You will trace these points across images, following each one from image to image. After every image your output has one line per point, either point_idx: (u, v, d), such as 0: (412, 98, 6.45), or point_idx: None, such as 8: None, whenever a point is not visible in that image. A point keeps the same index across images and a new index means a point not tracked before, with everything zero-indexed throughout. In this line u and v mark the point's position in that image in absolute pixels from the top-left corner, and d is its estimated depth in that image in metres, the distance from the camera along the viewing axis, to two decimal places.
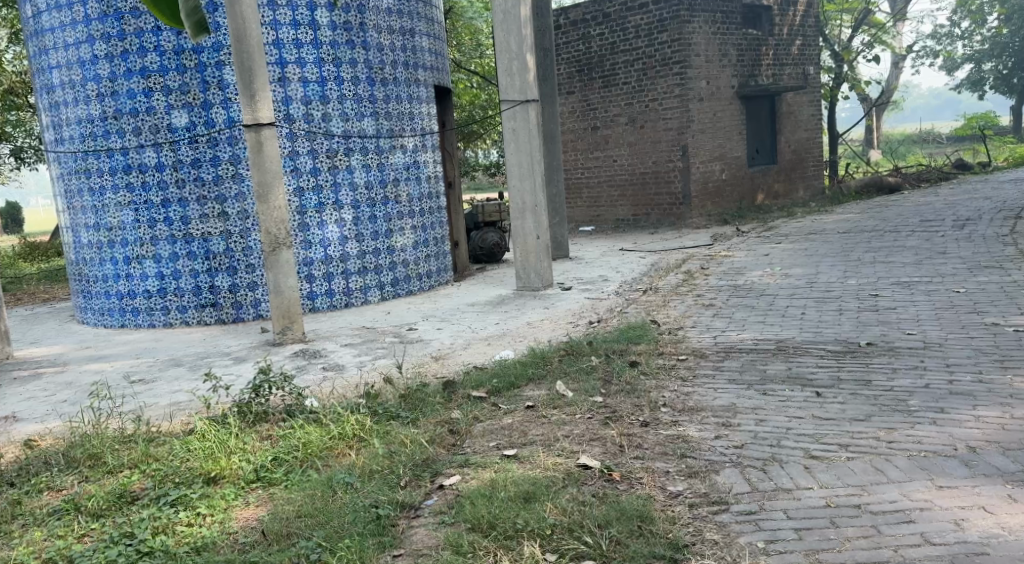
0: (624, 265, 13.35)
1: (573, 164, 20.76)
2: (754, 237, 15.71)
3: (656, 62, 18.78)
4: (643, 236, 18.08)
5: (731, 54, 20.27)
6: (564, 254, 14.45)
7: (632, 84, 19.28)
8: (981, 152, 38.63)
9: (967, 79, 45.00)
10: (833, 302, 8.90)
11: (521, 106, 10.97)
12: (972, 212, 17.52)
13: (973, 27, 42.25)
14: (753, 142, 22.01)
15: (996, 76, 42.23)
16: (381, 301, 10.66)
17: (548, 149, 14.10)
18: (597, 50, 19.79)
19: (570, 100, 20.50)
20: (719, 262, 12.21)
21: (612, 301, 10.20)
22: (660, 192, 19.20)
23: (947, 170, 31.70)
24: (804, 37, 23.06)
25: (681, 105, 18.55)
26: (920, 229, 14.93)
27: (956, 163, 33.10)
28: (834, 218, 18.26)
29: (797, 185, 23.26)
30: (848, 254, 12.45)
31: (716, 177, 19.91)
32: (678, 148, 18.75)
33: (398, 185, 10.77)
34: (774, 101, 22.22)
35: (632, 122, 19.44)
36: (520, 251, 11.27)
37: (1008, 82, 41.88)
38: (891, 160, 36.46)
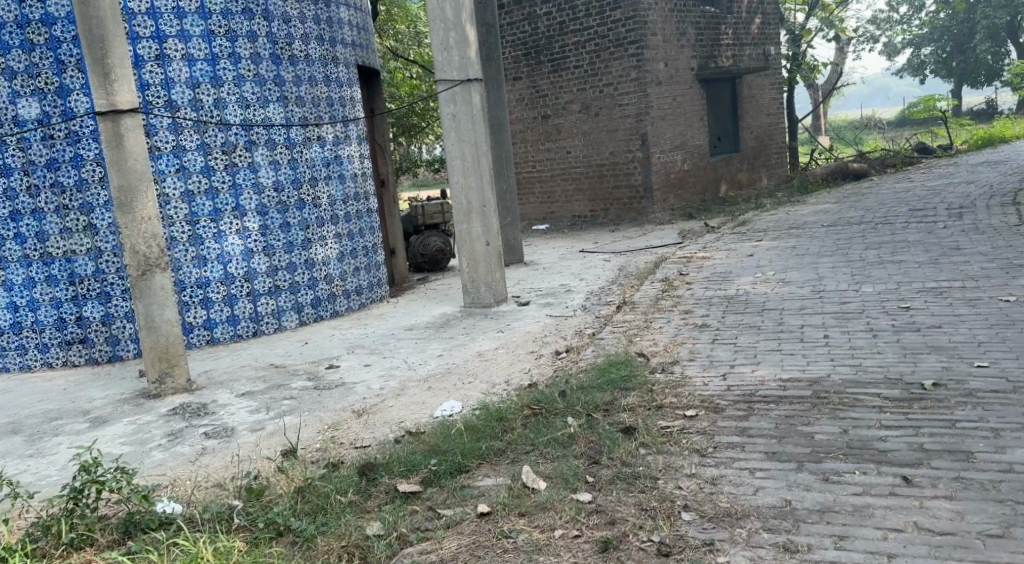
0: (588, 271, 11.55)
1: (523, 156, 18.85)
2: (730, 232, 14.04)
3: (610, 42, 16.99)
4: (606, 234, 16.30)
5: (689, 34, 18.54)
6: (518, 258, 12.60)
7: (585, 67, 17.45)
8: (936, 136, 37.56)
9: (907, 64, 44.27)
10: (858, 319, 7.21)
11: (462, 87, 9.08)
12: (963, 200, 16.17)
13: (912, 11, 41.49)
14: (715, 128, 20.30)
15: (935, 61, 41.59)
16: (299, 328, 8.64)
17: (496, 139, 12.21)
18: (545, 30, 17.88)
19: (517, 87, 18.55)
20: (700, 267, 10.49)
21: (583, 320, 8.42)
22: (621, 185, 17.43)
23: (908, 153, 30.44)
24: (763, 16, 21.47)
25: (640, 89, 16.80)
26: (914, 221, 13.46)
27: (916, 147, 31.85)
28: (811, 209, 16.73)
29: (760, 173, 21.63)
30: (844, 253, 10.84)
31: (679, 168, 18.14)
32: (637, 137, 16.98)
33: (316, 185, 8.77)
34: (736, 85, 20.57)
35: (586, 109, 17.61)
36: (467, 263, 9.34)
37: (947, 66, 41.25)
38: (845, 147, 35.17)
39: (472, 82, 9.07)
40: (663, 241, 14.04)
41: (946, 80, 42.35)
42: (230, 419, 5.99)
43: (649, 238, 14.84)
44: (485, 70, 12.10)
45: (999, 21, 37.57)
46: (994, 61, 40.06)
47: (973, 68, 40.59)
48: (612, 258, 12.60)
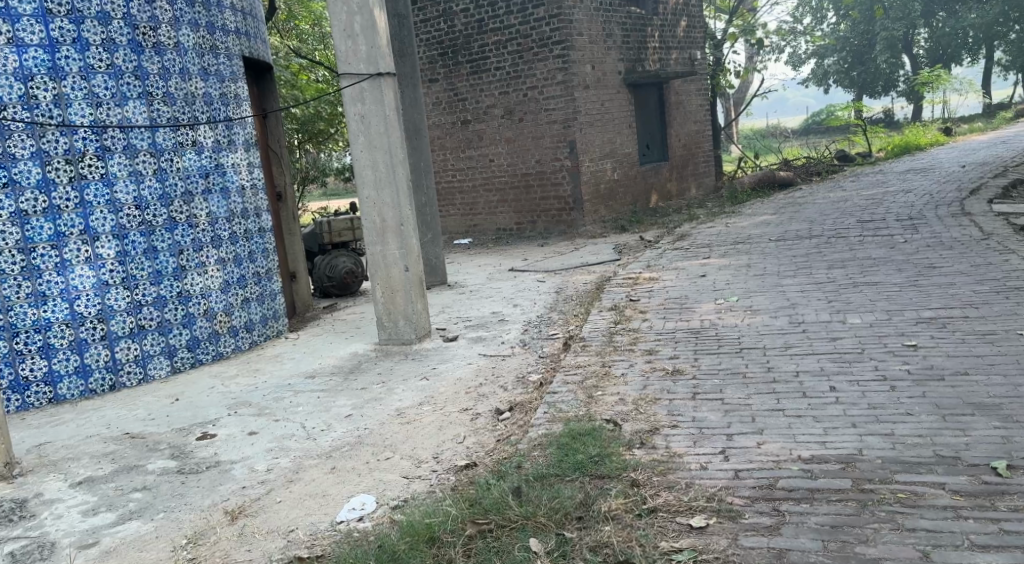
0: (521, 295, 10.10)
1: (441, 164, 17.30)
2: (671, 246, 12.79)
3: (532, 42, 15.63)
4: (535, 249, 14.94)
5: (616, 35, 17.28)
6: (440, 279, 11.09)
7: (506, 69, 16.03)
8: (851, 144, 37.41)
9: (814, 76, 44.72)
10: (863, 363, 5.93)
11: (370, 82, 7.55)
12: (909, 209, 15.29)
13: (814, 24, 41.97)
14: (643, 136, 19.00)
15: (837, 71, 43.21)
16: (172, 377, 6.98)
17: (413, 146, 10.69)
18: (461, 28, 16.28)
19: (433, 89, 16.92)
20: (650, 291, 9.13)
21: (525, 364, 6.98)
22: (548, 196, 16.10)
23: (829, 161, 29.93)
24: (688, 18, 20.43)
25: (566, 93, 15.49)
26: (868, 234, 12.41)
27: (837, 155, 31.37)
28: (752, 219, 15.66)
29: (688, 183, 20.45)
30: (807, 272, 9.64)
31: (608, 177, 16.85)
32: (564, 144, 15.67)
33: (191, 200, 7.13)
34: (662, 90, 19.35)
35: (508, 114, 16.17)
36: (382, 293, 7.78)
37: (848, 75, 42.93)
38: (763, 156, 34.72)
39: (382, 78, 7.53)
40: (599, 257, 12.72)
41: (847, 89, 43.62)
42: (54, 525, 4.43)
43: (584, 254, 13.51)
44: (397, 67, 10.59)
45: (897, 32, 39.31)
46: (890, 72, 41.90)
47: (872, 78, 42.44)
48: (546, 279, 11.16)
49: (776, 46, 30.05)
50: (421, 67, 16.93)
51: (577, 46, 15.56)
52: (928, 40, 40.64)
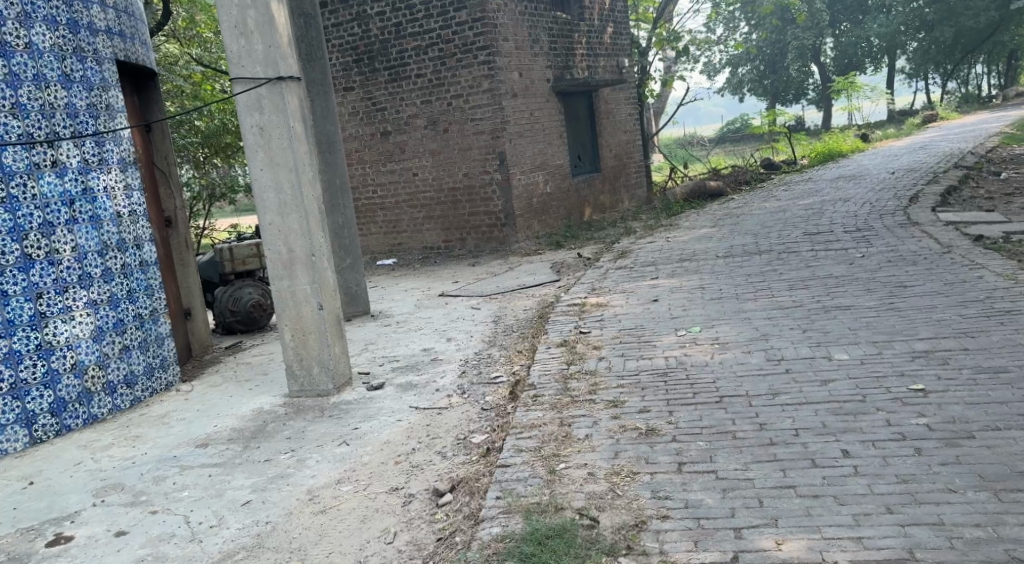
0: (454, 328, 8.96)
1: (361, 179, 16.06)
2: (613, 265, 11.83)
3: (455, 48, 14.55)
4: (465, 270, 13.85)
5: (543, 40, 16.29)
6: (362, 308, 9.87)
7: (427, 76, 14.91)
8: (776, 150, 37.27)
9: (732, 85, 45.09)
10: (872, 414, 4.98)
11: (269, 87, 6.37)
12: (853, 218, 14.63)
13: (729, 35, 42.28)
14: (574, 146, 18.05)
15: (752, 78, 47.01)
16: (29, 450, 5.77)
17: (326, 160, 9.51)
18: (377, 33, 15.11)
19: (348, 98, 15.68)
20: (600, 322, 8.08)
21: (466, 420, 5.87)
22: (478, 212, 15.03)
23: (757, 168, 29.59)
24: (614, 24, 19.59)
25: (493, 102, 14.46)
26: (820, 248, 11.63)
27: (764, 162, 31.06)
28: (692, 232, 14.83)
29: (621, 195, 19.57)
30: (769, 294, 8.73)
31: (541, 191, 15.86)
32: (493, 156, 14.64)
33: (50, 232, 5.92)
34: (592, 98, 18.42)
35: (432, 124, 15.05)
36: (292, 337, 6.57)
37: (760, 84, 46.93)
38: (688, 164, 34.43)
39: (284, 82, 6.34)
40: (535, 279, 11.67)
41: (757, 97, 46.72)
42: None
43: (519, 276, 12.46)
44: (305, 74, 9.40)
45: (807, 42, 42.31)
46: (800, 80, 45.77)
47: (783, 87, 46.35)
48: (480, 307, 10.05)
49: (698, 53, 29.68)
50: (334, 75, 15.70)
51: (503, 52, 14.55)
52: (834, 50, 44.04)
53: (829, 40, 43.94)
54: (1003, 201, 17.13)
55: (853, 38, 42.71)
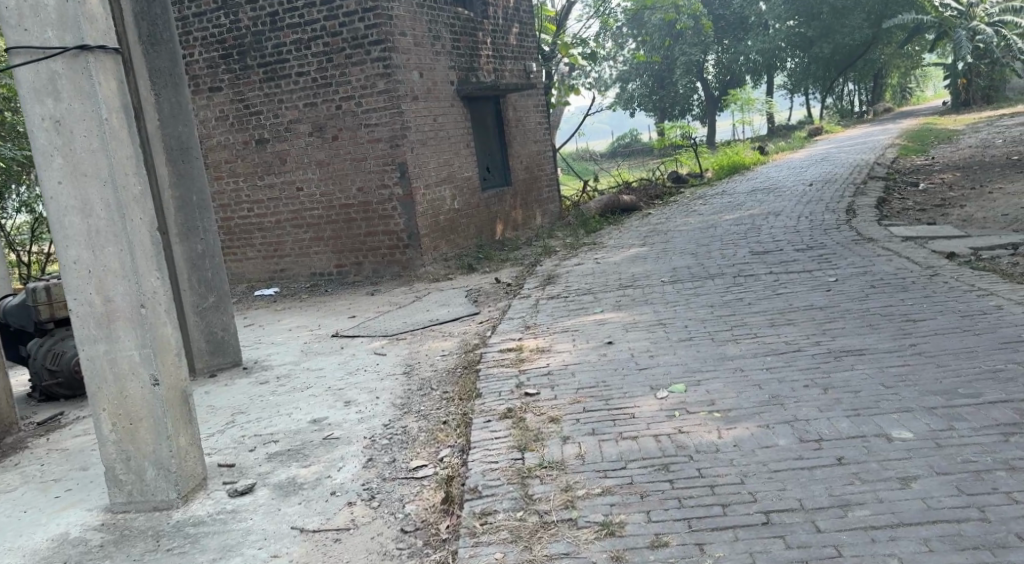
0: (354, 389, 7.04)
1: (232, 197, 13.71)
2: (542, 295, 10.02)
3: (343, 42, 12.53)
4: (363, 302, 11.90)
5: (444, 38, 14.32)
6: (232, 359, 8.02)
7: (310, 74, 12.81)
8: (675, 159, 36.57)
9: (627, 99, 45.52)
10: (1020, 547, 3.67)
11: (67, 61, 4.68)
12: (796, 231, 13.18)
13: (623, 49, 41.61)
14: (482, 157, 16.14)
15: (643, 93, 50.34)
16: None
17: (177, 170, 7.69)
18: (249, 24, 12.92)
19: (215, 100, 13.35)
20: (549, 383, 6.24)
21: (378, 555, 4.23)
22: (377, 232, 13.03)
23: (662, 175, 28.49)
24: (520, 24, 17.80)
25: (390, 105, 12.51)
26: (778, 268, 10.04)
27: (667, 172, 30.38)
28: (621, 250, 13.16)
29: (533, 211, 17.77)
30: (750, 333, 7.01)
31: (447, 207, 13.91)
32: (392, 167, 12.67)
33: None
34: (499, 105, 16.55)
35: (318, 130, 12.93)
36: (114, 425, 4.77)
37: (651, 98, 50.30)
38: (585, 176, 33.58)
39: (88, 55, 4.66)
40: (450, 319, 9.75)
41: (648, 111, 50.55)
42: None
43: (430, 311, 10.59)
44: (146, 60, 7.42)
45: (694, 57, 46.08)
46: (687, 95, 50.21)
47: (672, 101, 50.51)
48: (387, 359, 8.12)
49: (600, 62, 28.41)
50: (198, 74, 13.37)
51: (399, 49, 12.61)
52: (716, 67, 48.75)
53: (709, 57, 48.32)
54: (940, 210, 15.83)
55: (733, 55, 47.30)
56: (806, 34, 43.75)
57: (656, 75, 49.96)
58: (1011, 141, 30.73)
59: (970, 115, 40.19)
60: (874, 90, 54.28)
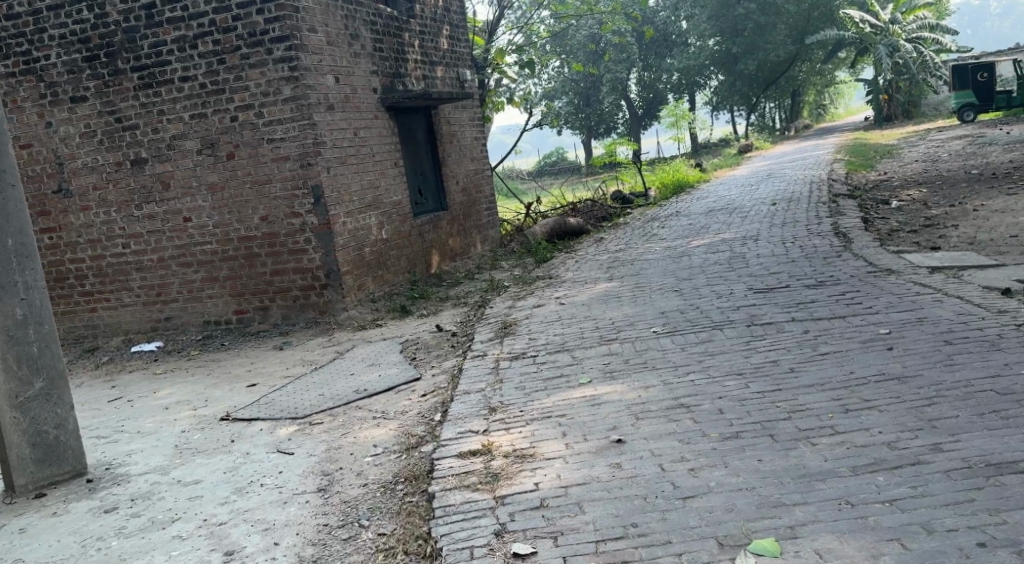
0: (243, 528, 4.92)
1: (105, 230, 11.32)
2: (502, 356, 7.75)
3: (238, 41, 10.49)
4: (273, 360, 9.63)
5: (364, 38, 11.97)
6: (73, 468, 6.10)
7: (198, 80, 10.66)
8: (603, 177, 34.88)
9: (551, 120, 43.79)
10: None
11: None
12: (788, 259, 11.11)
13: (546, 66, 39.69)
14: (414, 177, 13.83)
15: (568, 111, 48.74)
16: None
17: None
18: (120, 20, 10.68)
19: (78, 113, 11.01)
20: (553, 537, 4.27)
21: None
22: (286, 270, 10.90)
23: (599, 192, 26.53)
24: (451, 27, 15.44)
25: (299, 116, 10.52)
26: (800, 311, 7.92)
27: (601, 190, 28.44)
28: (587, 287, 10.97)
29: (473, 237, 15.49)
30: (823, 425, 4.93)
31: (374, 238, 11.64)
32: (304, 191, 10.64)
33: None
34: (430, 118, 14.27)
35: (209, 147, 10.76)
36: None
37: (577, 117, 48.73)
38: (511, 198, 31.49)
39: None
40: (383, 396, 7.42)
41: (574, 129, 49.09)
42: None
43: (355, 376, 8.29)
44: None
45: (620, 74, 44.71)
46: (612, 114, 48.88)
47: (599, 119, 49.07)
48: (291, 474, 5.70)
49: (530, 77, 26.34)
50: (56, 80, 11.02)
51: (307, 48, 10.63)
52: (639, 85, 47.71)
53: (634, 73, 47.08)
54: (933, 230, 13.83)
55: (658, 72, 46.46)
56: (731, 51, 42.34)
57: (582, 92, 47.99)
58: (955, 155, 29.40)
59: (901, 130, 39.23)
60: (788, 108, 53.22)
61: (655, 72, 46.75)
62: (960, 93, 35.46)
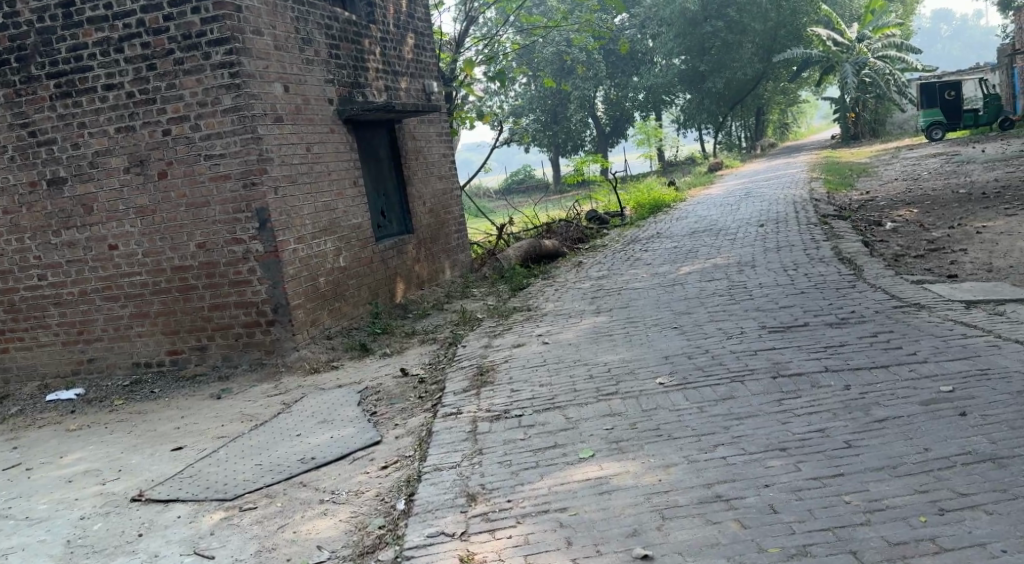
0: None
1: (19, 260, 9.90)
2: (482, 416, 6.45)
3: (170, 44, 9.17)
4: (210, 413, 8.27)
5: (318, 43, 10.64)
6: None
7: (125, 88, 9.31)
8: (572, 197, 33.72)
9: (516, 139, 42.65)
10: None
11: None
12: (798, 289, 9.89)
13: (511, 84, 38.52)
14: (375, 197, 12.49)
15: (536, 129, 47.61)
16: None
17: None
18: (35, 20, 9.34)
19: None
20: None
21: None
22: (226, 305, 9.54)
23: (571, 211, 25.30)
24: (417, 35, 14.13)
25: (241, 129, 9.21)
26: (834, 359, 6.70)
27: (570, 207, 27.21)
28: (572, 323, 9.68)
29: (441, 263, 14.16)
30: (921, 540, 4.20)
31: (329, 267, 10.29)
32: (247, 215, 9.31)
33: None
34: (392, 133, 12.95)
35: (137, 164, 9.40)
36: None
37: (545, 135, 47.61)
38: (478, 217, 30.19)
39: None
40: (338, 469, 6.10)
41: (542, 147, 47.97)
42: None
43: (303, 438, 6.96)
44: None
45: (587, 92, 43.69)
46: (581, 132, 47.83)
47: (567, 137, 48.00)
48: None
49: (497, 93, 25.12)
50: None
51: (251, 52, 9.34)
52: (607, 102, 46.73)
53: (602, 90, 46.09)
54: (942, 255, 12.67)
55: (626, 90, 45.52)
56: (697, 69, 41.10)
57: (550, 109, 46.44)
58: (936, 172, 28.47)
59: (875, 147, 38.49)
60: (755, 125, 52.44)
61: (622, 90, 45.85)
62: (927, 112, 34.89)
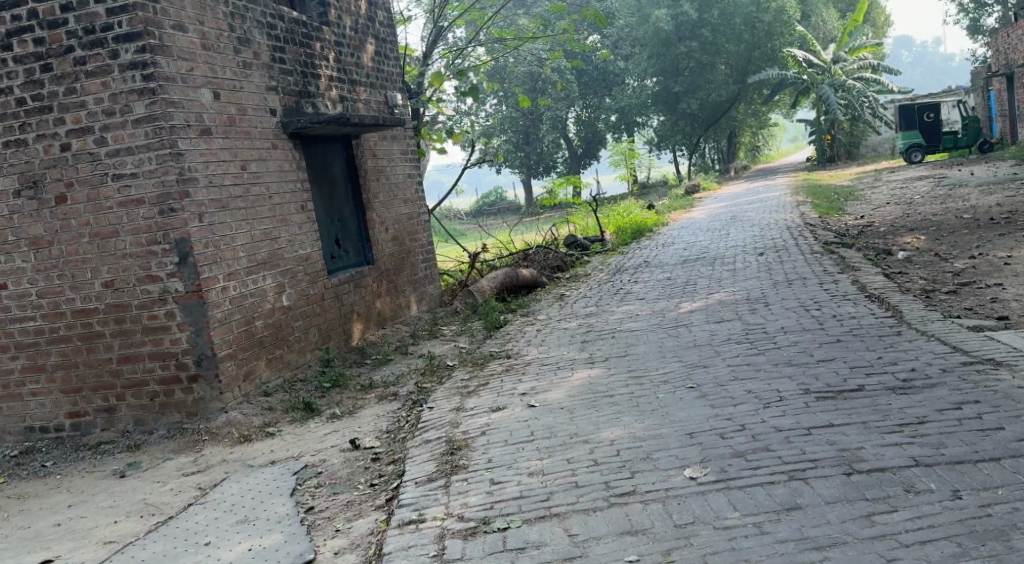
0: None
1: None
2: (460, 530, 4.76)
3: (70, 40, 7.44)
4: (106, 501, 6.49)
5: (257, 43, 8.91)
6: None
7: (15, 93, 7.57)
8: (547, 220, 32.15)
9: None
10: None
11: None
12: (831, 335, 8.24)
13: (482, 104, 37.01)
14: (327, 223, 10.75)
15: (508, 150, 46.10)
16: None
17: None
18: None
19: None
20: None
21: None
22: (139, 356, 7.76)
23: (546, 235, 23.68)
24: (378, 41, 12.42)
25: (156, 143, 7.47)
26: (923, 445, 5.05)
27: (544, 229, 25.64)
28: (563, 377, 7.98)
29: (405, 297, 12.39)
30: None
31: (268, 308, 8.53)
32: (163, 247, 7.55)
33: None
34: (349, 149, 11.24)
35: (30, 185, 7.65)
36: None
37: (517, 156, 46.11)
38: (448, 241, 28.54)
39: None
40: None
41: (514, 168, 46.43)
42: None
43: (216, 549, 5.23)
44: None
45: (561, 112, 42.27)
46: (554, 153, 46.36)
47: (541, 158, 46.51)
48: None
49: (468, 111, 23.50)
50: None
51: (172, 52, 7.63)
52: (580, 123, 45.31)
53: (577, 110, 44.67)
54: (976, 291, 11.09)
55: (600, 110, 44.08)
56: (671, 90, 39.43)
57: (522, 129, 44.93)
58: (928, 196, 27.10)
59: (860, 169, 37.25)
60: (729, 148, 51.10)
61: (596, 111, 44.43)
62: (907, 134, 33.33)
